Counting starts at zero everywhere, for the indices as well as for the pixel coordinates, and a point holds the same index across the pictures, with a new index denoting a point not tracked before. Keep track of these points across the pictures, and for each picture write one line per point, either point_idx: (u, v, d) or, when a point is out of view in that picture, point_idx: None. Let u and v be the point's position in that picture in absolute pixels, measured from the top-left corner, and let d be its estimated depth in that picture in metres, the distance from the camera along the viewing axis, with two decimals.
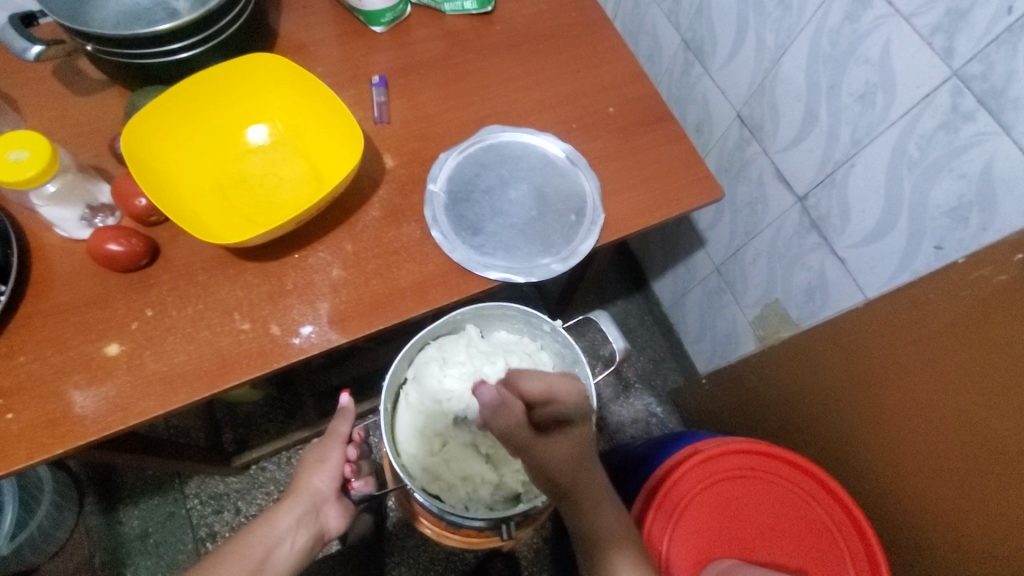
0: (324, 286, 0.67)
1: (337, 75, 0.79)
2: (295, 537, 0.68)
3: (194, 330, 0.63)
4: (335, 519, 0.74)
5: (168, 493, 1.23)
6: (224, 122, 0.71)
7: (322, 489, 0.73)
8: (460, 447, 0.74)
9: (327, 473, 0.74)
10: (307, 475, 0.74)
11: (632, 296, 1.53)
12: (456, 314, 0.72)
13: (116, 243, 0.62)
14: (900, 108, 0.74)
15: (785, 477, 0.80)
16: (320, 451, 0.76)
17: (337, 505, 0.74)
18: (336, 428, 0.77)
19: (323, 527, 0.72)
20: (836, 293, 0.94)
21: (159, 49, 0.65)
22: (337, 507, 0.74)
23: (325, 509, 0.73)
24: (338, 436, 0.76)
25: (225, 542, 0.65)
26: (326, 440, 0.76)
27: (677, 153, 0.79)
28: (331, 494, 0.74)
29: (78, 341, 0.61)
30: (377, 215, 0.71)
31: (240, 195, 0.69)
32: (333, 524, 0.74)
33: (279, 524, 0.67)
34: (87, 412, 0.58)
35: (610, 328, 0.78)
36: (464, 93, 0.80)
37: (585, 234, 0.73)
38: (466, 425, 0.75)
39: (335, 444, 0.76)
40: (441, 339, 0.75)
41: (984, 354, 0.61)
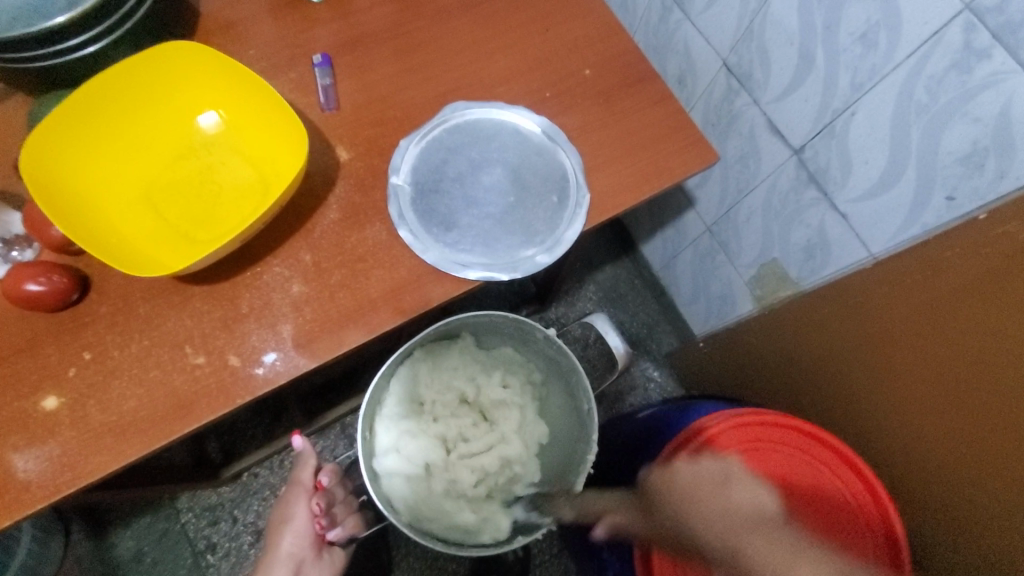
0: (284, 305, 0.60)
1: (272, 57, 0.69)
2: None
3: (142, 370, 0.56)
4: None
5: (160, 510, 1.18)
6: (147, 126, 0.62)
7: (295, 552, 0.71)
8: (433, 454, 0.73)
9: (297, 534, 0.71)
10: (278, 540, 0.71)
11: (620, 260, 1.47)
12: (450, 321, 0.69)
13: (35, 282, 0.54)
14: (905, 48, 0.66)
15: (790, 447, 0.76)
16: (286, 509, 0.73)
17: (315, 563, 0.73)
18: (299, 479, 0.74)
19: None
20: (837, 249, 0.88)
21: (56, 47, 0.55)
22: (315, 563, 0.73)
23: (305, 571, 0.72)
24: (303, 487, 0.74)
25: None
26: (291, 494, 0.74)
27: (663, 117, 0.71)
28: (306, 553, 0.72)
29: (10, 397, 0.54)
30: (336, 217, 0.63)
31: (177, 210, 0.60)
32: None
33: None
34: (31, 477, 0.52)
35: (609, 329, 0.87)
36: (420, 66, 0.70)
37: (569, 218, 0.66)
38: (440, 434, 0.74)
39: (301, 498, 0.73)
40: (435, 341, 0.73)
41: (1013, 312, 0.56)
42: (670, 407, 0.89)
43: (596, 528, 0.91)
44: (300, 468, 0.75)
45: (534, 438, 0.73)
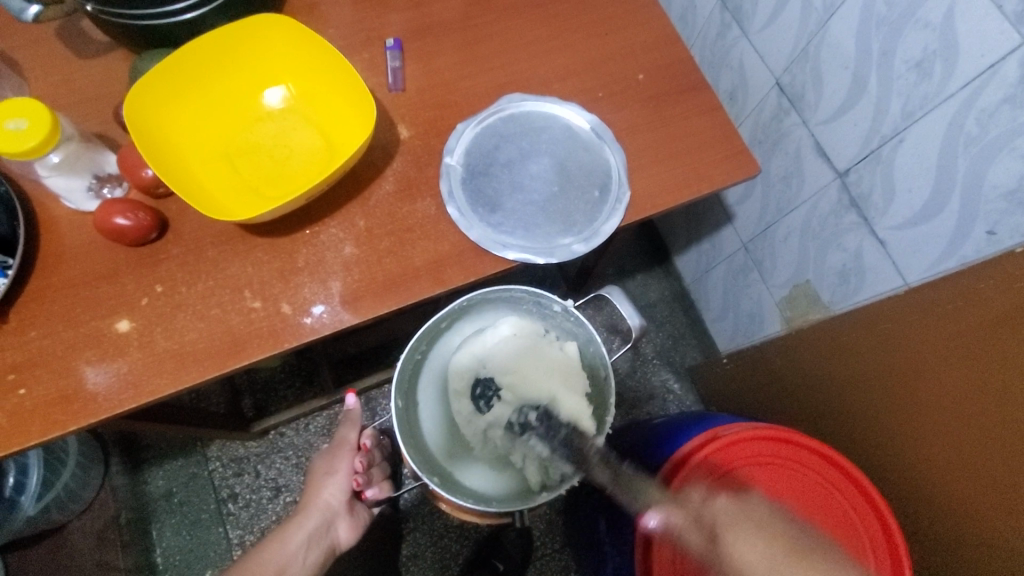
0: (336, 263, 0.64)
1: (348, 37, 0.75)
2: (307, 555, 0.69)
3: (205, 307, 0.62)
4: (346, 531, 0.74)
5: (191, 456, 1.25)
6: (230, 88, 0.68)
7: (333, 503, 0.74)
8: (470, 419, 0.72)
9: (337, 486, 0.75)
10: (318, 490, 0.74)
11: (653, 270, 1.48)
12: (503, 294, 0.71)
13: (123, 216, 0.60)
14: (960, 79, 0.67)
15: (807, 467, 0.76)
16: (329, 463, 0.77)
17: (348, 519, 0.75)
18: (345, 438, 0.79)
19: (334, 541, 0.72)
20: (872, 275, 0.89)
21: (161, 9, 0.61)
22: (348, 520, 0.75)
23: (337, 522, 0.74)
24: (347, 446, 0.79)
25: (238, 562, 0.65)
26: (335, 451, 0.78)
27: (710, 126, 0.73)
28: (342, 507, 0.75)
29: (88, 317, 0.60)
30: (392, 189, 0.68)
31: (249, 166, 0.66)
32: (344, 539, 0.74)
33: (290, 541, 0.68)
34: (99, 389, 0.58)
35: (624, 304, 0.78)
36: (483, 57, 0.75)
37: (609, 212, 0.69)
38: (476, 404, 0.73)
39: (344, 454, 0.78)
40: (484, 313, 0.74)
41: None
42: (685, 416, 0.90)
43: (601, 519, 0.92)
44: (347, 428, 0.80)
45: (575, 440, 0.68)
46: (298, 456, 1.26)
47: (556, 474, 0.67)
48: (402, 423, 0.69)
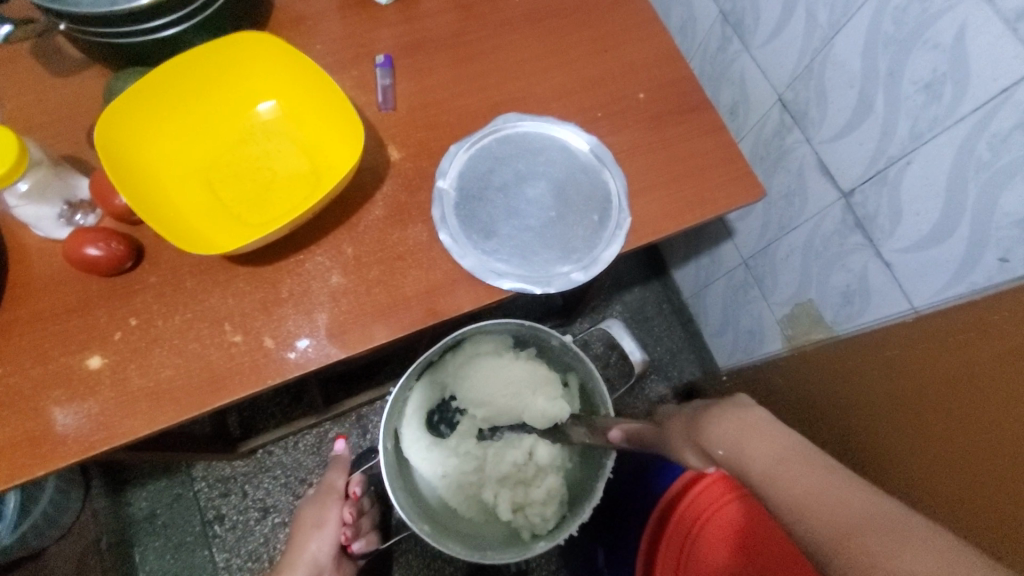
0: (322, 294, 0.61)
1: (337, 53, 0.71)
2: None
3: (182, 341, 0.58)
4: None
5: (175, 476, 1.22)
6: (211, 108, 0.64)
7: (319, 557, 0.71)
8: (445, 457, 0.71)
9: (325, 539, 0.72)
10: (304, 543, 0.71)
11: (650, 283, 1.46)
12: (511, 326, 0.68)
13: (95, 246, 0.56)
14: (972, 101, 0.65)
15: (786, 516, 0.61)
16: (317, 513, 0.73)
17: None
18: (333, 485, 0.76)
19: None
20: (877, 297, 0.86)
21: (138, 27, 0.58)
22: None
23: None
24: (335, 493, 0.75)
25: None
26: (323, 498, 0.75)
27: (713, 147, 0.71)
28: (327, 562, 0.72)
29: (57, 353, 0.57)
30: (381, 214, 0.64)
31: (230, 191, 0.63)
32: None
33: None
34: (69, 431, 0.55)
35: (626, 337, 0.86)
36: (478, 75, 0.72)
37: (609, 238, 0.66)
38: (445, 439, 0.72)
39: (333, 502, 0.74)
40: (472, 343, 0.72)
41: None
42: None
43: (601, 550, 0.91)
44: (334, 474, 0.77)
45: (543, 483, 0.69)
46: (287, 476, 1.23)
47: (534, 516, 0.69)
48: (391, 466, 0.65)
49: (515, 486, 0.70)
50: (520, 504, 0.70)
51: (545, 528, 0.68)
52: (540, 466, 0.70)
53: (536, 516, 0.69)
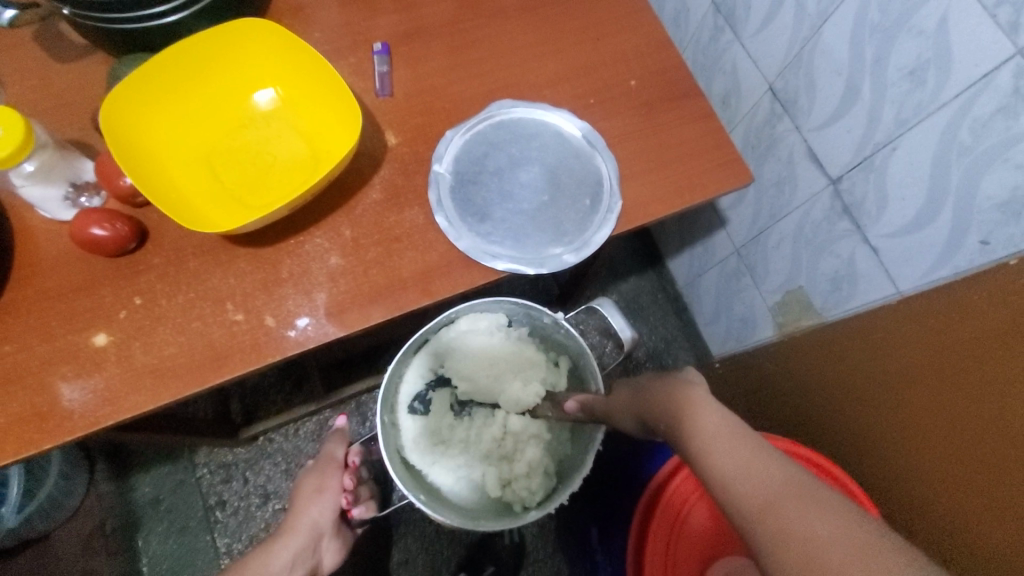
0: (321, 275, 0.63)
1: (335, 41, 0.73)
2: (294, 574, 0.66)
3: (185, 320, 0.60)
4: (328, 553, 0.74)
5: (178, 462, 1.23)
6: (211, 93, 0.66)
7: (320, 522, 0.73)
8: (435, 435, 0.72)
9: (324, 505, 0.74)
10: (305, 508, 0.73)
11: (645, 273, 1.48)
12: (501, 305, 0.70)
13: (99, 227, 0.58)
14: (954, 87, 0.66)
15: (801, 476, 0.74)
16: (318, 480, 0.76)
17: (331, 541, 0.75)
18: (333, 455, 0.79)
19: (319, 562, 0.72)
20: (864, 282, 0.88)
21: (140, 13, 0.59)
22: (332, 541, 0.75)
23: (322, 544, 0.73)
24: (335, 462, 0.79)
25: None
26: (323, 467, 0.78)
27: (703, 133, 0.72)
28: (327, 527, 0.74)
29: (64, 331, 0.58)
30: (378, 198, 0.66)
31: (231, 174, 0.64)
32: (327, 559, 0.74)
33: (276, 560, 0.65)
34: (75, 406, 0.56)
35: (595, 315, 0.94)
36: (473, 63, 0.73)
37: (600, 221, 0.68)
38: (434, 417, 0.73)
39: (333, 471, 0.78)
40: (460, 324, 0.72)
41: (1017, 366, 0.56)
42: None
43: (594, 529, 0.96)
44: (333, 445, 0.80)
45: (531, 457, 0.70)
46: (287, 462, 1.25)
47: (521, 489, 0.69)
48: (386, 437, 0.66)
49: (502, 462, 0.71)
50: (508, 480, 0.70)
51: (533, 501, 0.68)
52: (528, 440, 0.71)
53: (523, 489, 0.69)
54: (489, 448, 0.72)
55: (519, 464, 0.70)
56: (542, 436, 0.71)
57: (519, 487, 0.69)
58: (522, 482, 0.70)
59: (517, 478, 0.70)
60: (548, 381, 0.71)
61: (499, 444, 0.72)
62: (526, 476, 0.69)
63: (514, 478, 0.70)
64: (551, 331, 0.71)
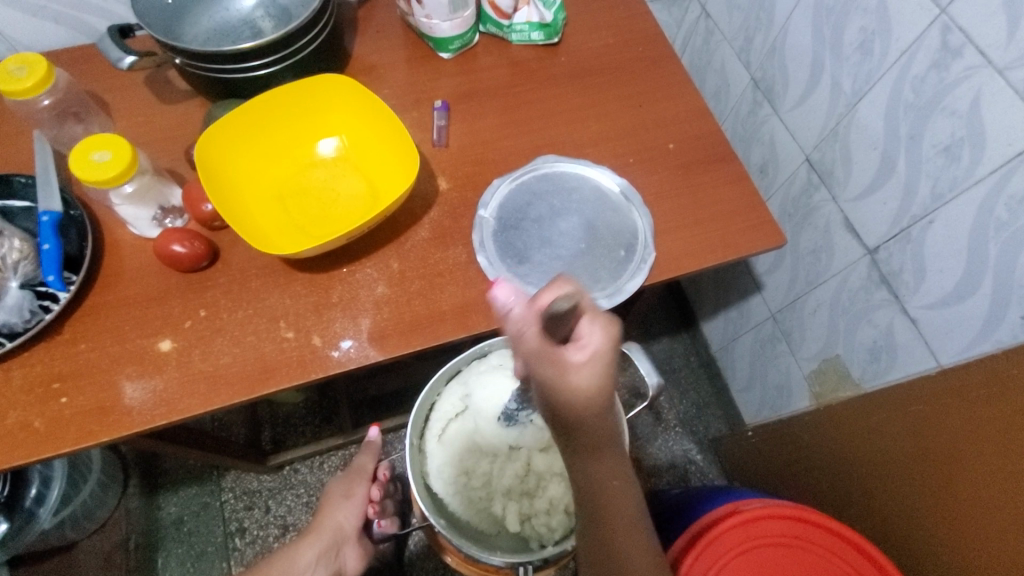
0: (367, 302, 0.68)
1: (401, 97, 0.81)
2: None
3: (242, 333, 0.65)
4: (353, 560, 0.76)
5: (205, 484, 1.25)
6: (290, 135, 0.74)
7: (345, 526, 0.76)
8: (458, 466, 0.75)
9: (351, 511, 0.78)
10: (332, 511, 0.77)
11: (679, 334, 1.48)
12: None
13: (180, 244, 0.65)
14: (989, 164, 0.68)
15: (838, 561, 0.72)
16: (346, 487, 0.80)
17: (356, 546, 0.77)
18: (362, 466, 0.82)
19: (341, 567, 0.74)
20: (904, 354, 0.87)
21: (238, 66, 0.68)
22: (356, 547, 0.76)
23: (346, 547, 0.75)
24: (364, 473, 0.82)
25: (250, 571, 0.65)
26: (352, 476, 0.81)
27: (738, 195, 0.76)
28: (351, 533, 0.77)
29: (135, 335, 0.64)
30: (426, 236, 0.71)
31: (299, 207, 0.71)
32: (350, 565, 0.75)
33: (299, 560, 0.69)
34: (135, 403, 0.61)
35: (643, 362, 0.78)
36: (523, 121, 0.80)
37: (633, 272, 0.71)
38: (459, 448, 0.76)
39: (361, 481, 0.81)
40: (493, 358, 0.76)
41: None
42: (707, 491, 0.91)
43: None
44: (365, 458, 0.83)
45: (553, 494, 0.74)
46: (309, 494, 1.26)
47: (540, 525, 0.73)
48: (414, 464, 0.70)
49: (521, 497, 0.74)
50: (528, 516, 0.74)
51: (551, 539, 0.72)
52: (551, 479, 0.74)
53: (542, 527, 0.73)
54: (513, 484, 0.75)
55: (540, 502, 0.74)
56: (565, 476, 0.74)
57: (540, 524, 0.73)
58: (543, 520, 0.73)
59: (536, 515, 0.73)
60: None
61: (522, 481, 0.75)
62: (545, 513, 0.73)
63: (536, 515, 0.73)
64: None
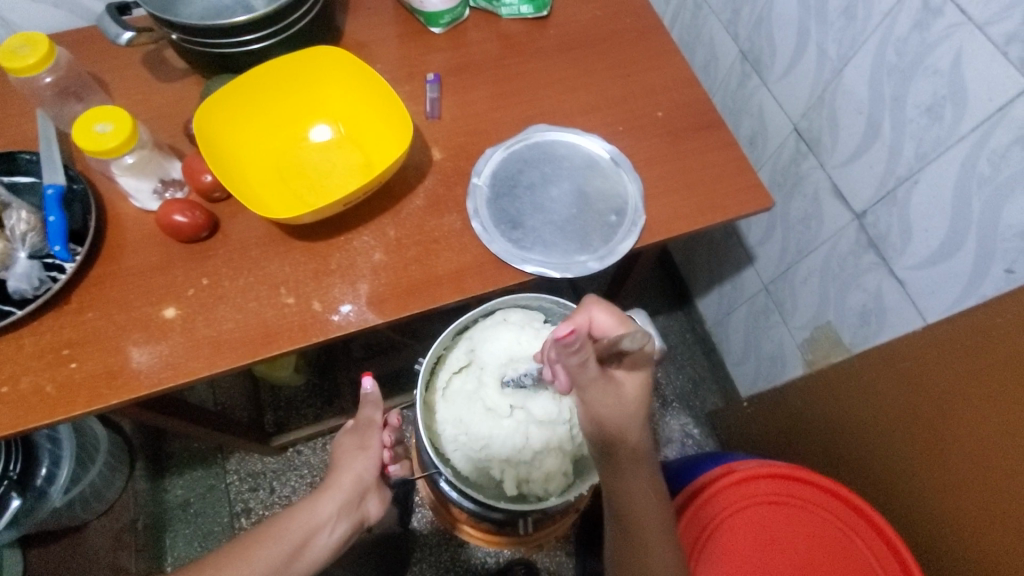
0: (365, 268, 0.69)
1: (393, 72, 0.83)
2: (335, 526, 0.71)
3: (243, 300, 0.67)
4: (374, 506, 0.78)
5: (211, 467, 1.28)
6: (290, 107, 0.76)
7: (365, 476, 0.78)
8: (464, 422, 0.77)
9: (369, 460, 0.79)
10: (351, 462, 0.78)
11: (674, 311, 1.50)
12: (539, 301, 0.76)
13: (182, 214, 0.66)
14: (970, 121, 0.70)
15: (828, 511, 0.74)
16: (360, 439, 0.81)
17: (376, 494, 0.79)
18: (372, 418, 0.83)
19: (364, 515, 0.76)
20: (893, 315, 0.89)
21: (233, 40, 0.70)
22: (376, 496, 0.79)
23: (367, 494, 0.77)
24: (375, 425, 0.83)
25: (270, 521, 0.67)
26: (364, 428, 0.82)
27: (726, 159, 0.77)
28: (371, 483, 0.78)
29: (139, 303, 0.66)
30: (421, 204, 0.73)
31: (297, 177, 0.73)
32: (372, 512, 0.78)
33: (321, 510, 0.71)
34: (142, 368, 0.63)
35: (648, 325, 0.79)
36: (513, 93, 0.82)
37: (624, 234, 0.73)
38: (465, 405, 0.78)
39: (374, 432, 0.82)
40: (499, 317, 0.78)
41: None
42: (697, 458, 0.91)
43: None
44: (369, 410, 0.84)
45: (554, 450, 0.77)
46: (312, 476, 1.28)
47: (541, 479, 0.76)
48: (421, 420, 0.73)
49: None
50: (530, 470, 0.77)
51: (551, 491, 0.76)
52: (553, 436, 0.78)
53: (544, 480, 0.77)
54: None
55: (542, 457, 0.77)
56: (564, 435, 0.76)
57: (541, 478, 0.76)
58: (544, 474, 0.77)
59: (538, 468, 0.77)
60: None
61: None
62: (544, 466, 0.76)
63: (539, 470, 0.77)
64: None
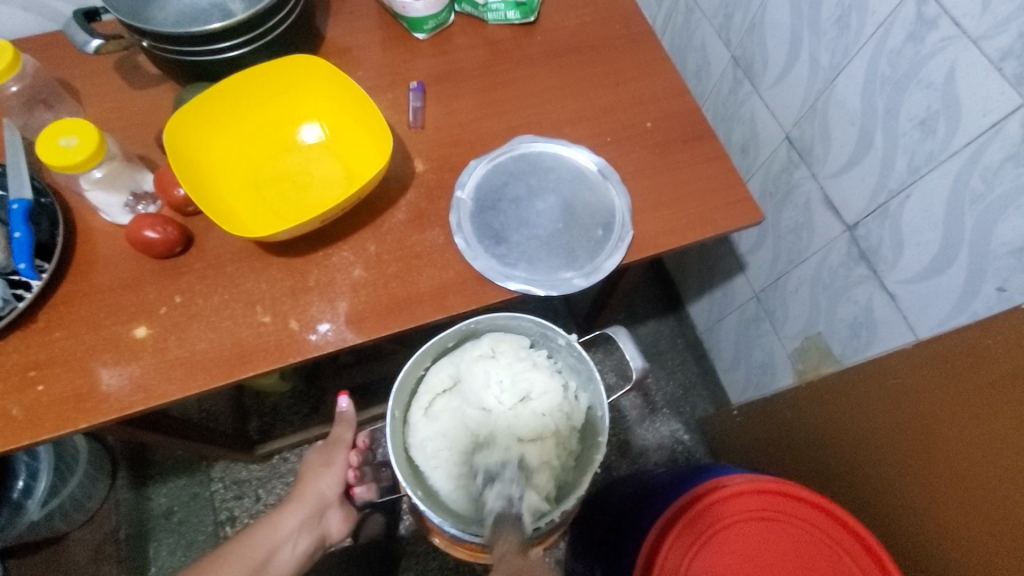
0: (344, 285, 0.67)
1: (376, 79, 0.80)
2: (298, 541, 0.73)
3: (218, 319, 0.65)
4: (337, 521, 0.78)
5: (195, 475, 1.26)
6: (268, 120, 0.74)
7: (327, 494, 0.77)
8: (440, 441, 0.75)
9: (333, 478, 0.78)
10: (316, 479, 0.77)
11: (665, 317, 1.49)
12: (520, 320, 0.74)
13: (153, 230, 0.64)
14: (964, 136, 0.68)
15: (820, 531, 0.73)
16: (325, 455, 0.80)
17: (339, 510, 0.79)
18: (340, 435, 0.80)
19: (326, 531, 0.77)
20: (884, 330, 0.88)
21: (206, 47, 0.67)
22: (339, 512, 0.79)
23: (330, 512, 0.78)
24: (343, 443, 0.80)
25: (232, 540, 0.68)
26: (330, 446, 0.80)
27: (715, 172, 0.76)
28: (334, 499, 0.78)
29: (109, 322, 0.64)
30: (403, 218, 0.71)
31: (274, 192, 0.71)
32: (335, 528, 0.78)
33: (283, 527, 0.72)
34: (112, 390, 0.61)
35: (629, 346, 0.78)
36: (499, 102, 0.79)
37: (610, 251, 0.71)
38: (443, 425, 0.76)
39: (340, 450, 0.80)
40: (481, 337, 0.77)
41: None
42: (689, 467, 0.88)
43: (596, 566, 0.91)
44: (341, 426, 0.81)
45: None
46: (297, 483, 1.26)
47: None
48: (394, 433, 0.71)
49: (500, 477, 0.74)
50: None
51: None
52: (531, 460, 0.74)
53: None
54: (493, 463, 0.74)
55: None
56: (547, 463, 0.73)
57: None
58: None
59: None
60: (565, 410, 0.76)
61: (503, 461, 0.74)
62: None
63: None
64: (566, 354, 0.76)
